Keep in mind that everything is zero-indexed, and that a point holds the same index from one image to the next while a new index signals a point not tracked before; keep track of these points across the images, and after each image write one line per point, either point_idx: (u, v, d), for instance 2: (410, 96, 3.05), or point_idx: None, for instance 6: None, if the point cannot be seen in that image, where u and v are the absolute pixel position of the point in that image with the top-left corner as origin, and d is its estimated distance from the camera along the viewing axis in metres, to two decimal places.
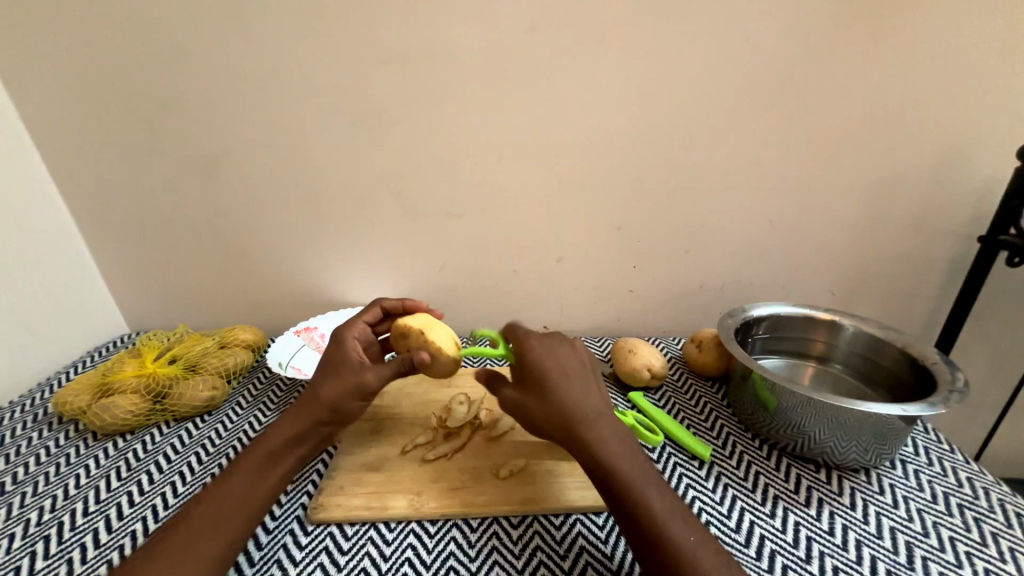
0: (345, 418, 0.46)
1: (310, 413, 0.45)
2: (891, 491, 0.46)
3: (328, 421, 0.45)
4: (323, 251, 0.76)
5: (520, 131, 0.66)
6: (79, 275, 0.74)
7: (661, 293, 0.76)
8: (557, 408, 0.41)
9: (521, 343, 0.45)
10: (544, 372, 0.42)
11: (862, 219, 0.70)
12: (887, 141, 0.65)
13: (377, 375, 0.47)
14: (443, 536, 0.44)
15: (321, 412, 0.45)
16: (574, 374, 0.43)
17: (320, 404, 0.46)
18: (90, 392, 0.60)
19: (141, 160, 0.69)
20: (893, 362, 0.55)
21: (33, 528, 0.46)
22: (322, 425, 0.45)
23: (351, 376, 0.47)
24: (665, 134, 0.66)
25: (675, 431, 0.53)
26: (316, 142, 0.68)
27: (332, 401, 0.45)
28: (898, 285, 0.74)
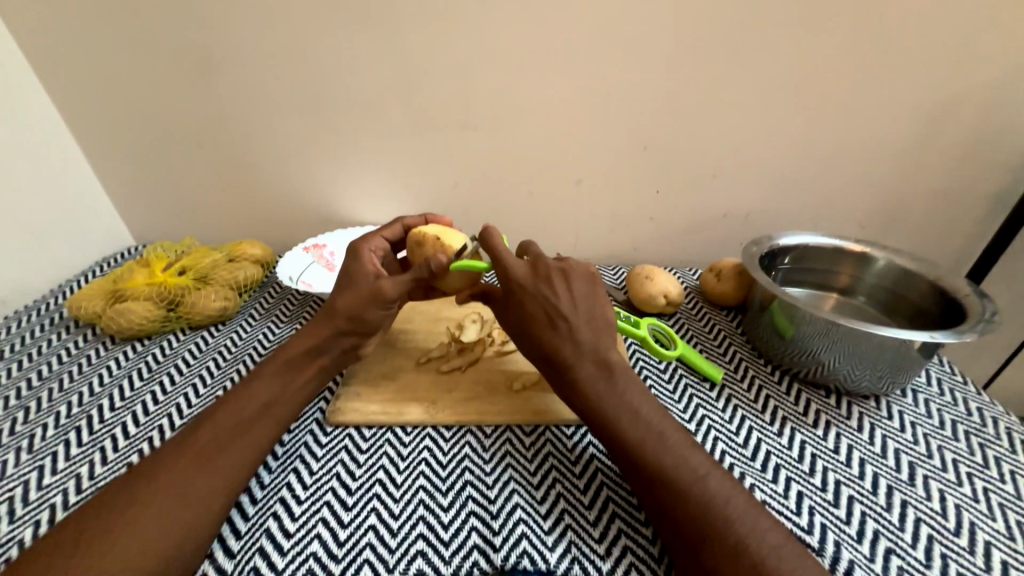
0: (367, 330, 0.47)
1: (331, 323, 0.46)
2: (899, 416, 0.47)
3: (351, 331, 0.46)
4: (329, 164, 0.71)
5: (544, 29, 0.59)
6: (76, 182, 0.71)
7: (681, 222, 0.73)
8: (545, 349, 0.41)
9: (511, 281, 0.43)
10: (530, 315, 0.41)
11: (908, 147, 0.65)
12: (956, 54, 0.58)
13: (397, 288, 0.46)
14: (458, 441, 0.45)
15: (343, 321, 0.46)
16: (565, 314, 0.41)
17: (341, 314, 0.46)
18: (103, 297, 0.60)
19: (126, 53, 0.63)
20: (920, 295, 0.53)
21: (64, 420, 0.48)
22: (343, 336, 0.46)
23: (367, 286, 0.46)
24: (707, 38, 0.58)
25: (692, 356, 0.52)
26: (315, 35, 0.61)
27: (352, 312, 0.45)
28: (933, 221, 0.70)
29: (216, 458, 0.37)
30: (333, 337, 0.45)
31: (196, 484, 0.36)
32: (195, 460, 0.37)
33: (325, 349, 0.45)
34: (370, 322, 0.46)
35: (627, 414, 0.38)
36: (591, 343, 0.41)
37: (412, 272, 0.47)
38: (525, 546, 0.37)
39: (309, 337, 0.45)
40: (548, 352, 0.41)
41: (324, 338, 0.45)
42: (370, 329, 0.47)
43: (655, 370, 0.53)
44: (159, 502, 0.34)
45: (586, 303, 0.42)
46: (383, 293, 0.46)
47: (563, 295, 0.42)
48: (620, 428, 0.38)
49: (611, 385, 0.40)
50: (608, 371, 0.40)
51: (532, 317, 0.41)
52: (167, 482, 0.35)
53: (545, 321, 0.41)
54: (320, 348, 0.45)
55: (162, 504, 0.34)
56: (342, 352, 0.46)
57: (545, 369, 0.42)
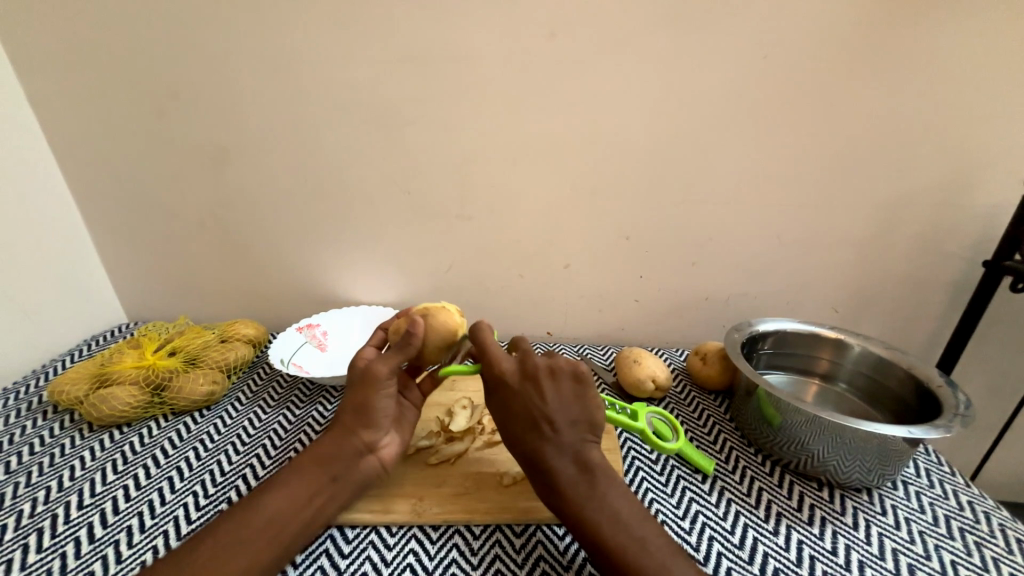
0: (377, 422, 0.46)
1: (346, 427, 0.46)
2: (892, 511, 0.47)
3: (360, 427, 0.46)
4: (329, 248, 0.75)
5: (534, 137, 0.66)
6: (78, 261, 0.73)
7: (666, 304, 0.77)
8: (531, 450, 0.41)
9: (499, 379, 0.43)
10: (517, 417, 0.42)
11: (867, 239, 0.71)
12: (895, 162, 0.66)
13: (389, 365, 0.46)
14: (445, 543, 0.43)
15: (355, 420, 0.46)
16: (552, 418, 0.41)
17: (349, 412, 0.47)
18: (88, 381, 0.59)
19: (149, 147, 0.68)
20: (898, 383, 0.55)
21: (26, 519, 0.45)
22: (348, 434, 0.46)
23: (360, 376, 0.47)
24: (678, 146, 0.66)
25: (693, 454, 0.51)
26: (327, 138, 0.67)
27: (356, 404, 0.46)
28: (900, 307, 0.75)
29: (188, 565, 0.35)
30: (345, 439, 0.45)
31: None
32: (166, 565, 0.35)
33: (323, 447, 0.45)
34: (376, 415, 0.46)
35: (610, 522, 0.38)
36: (576, 445, 0.41)
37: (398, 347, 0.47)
38: None
39: (321, 445, 0.45)
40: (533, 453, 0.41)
41: (336, 442, 0.45)
42: (377, 419, 0.46)
43: (647, 460, 0.52)
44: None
45: (574, 404, 0.42)
46: (375, 375, 0.46)
47: (551, 398, 0.42)
48: (602, 537, 0.37)
49: (595, 489, 0.40)
50: (592, 472, 0.41)
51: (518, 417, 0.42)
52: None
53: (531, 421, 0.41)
54: (333, 453, 0.45)
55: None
56: (356, 455, 0.45)
57: (530, 470, 0.42)
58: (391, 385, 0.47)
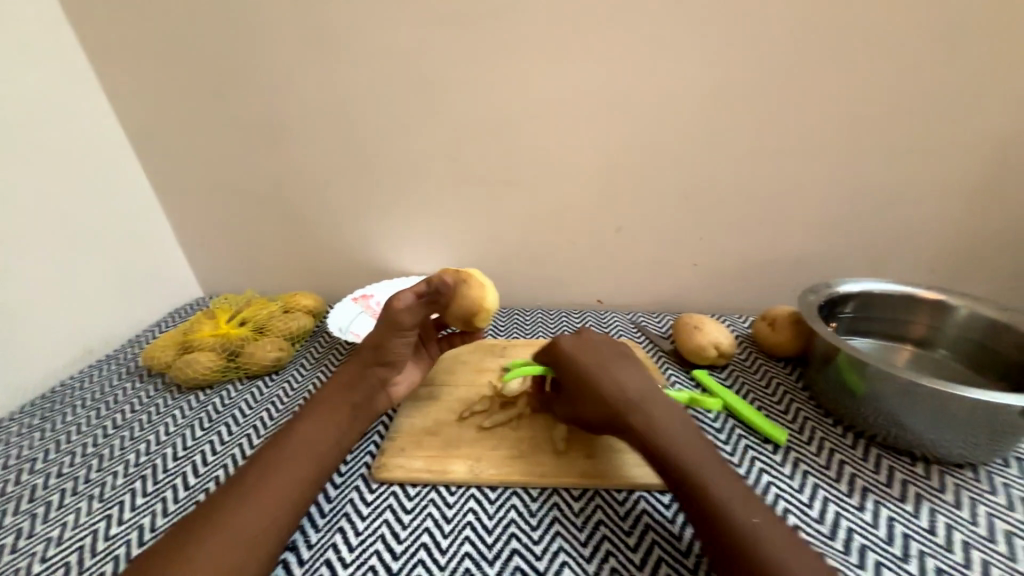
0: (389, 359, 0.51)
1: (364, 361, 0.50)
2: (1005, 491, 0.41)
3: (375, 361, 0.50)
4: (377, 219, 0.76)
5: (582, 91, 0.62)
6: (157, 242, 0.79)
7: (728, 268, 0.71)
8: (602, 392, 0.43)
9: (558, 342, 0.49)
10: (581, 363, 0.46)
11: (972, 186, 0.61)
12: (1017, 90, 0.56)
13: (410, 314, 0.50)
14: (504, 504, 0.44)
15: (372, 355, 0.50)
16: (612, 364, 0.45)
17: (368, 349, 0.51)
18: (174, 348, 0.65)
19: (208, 129, 0.72)
20: (1013, 350, 0.48)
21: (132, 468, 0.51)
22: (371, 369, 0.50)
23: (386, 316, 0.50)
24: (744, 90, 0.60)
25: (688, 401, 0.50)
26: (372, 106, 0.67)
27: (376, 342, 0.50)
28: (1014, 264, 0.65)
29: (266, 512, 0.38)
30: (363, 374, 0.50)
31: (252, 530, 0.36)
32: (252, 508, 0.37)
33: (345, 381, 0.49)
34: (389, 354, 0.50)
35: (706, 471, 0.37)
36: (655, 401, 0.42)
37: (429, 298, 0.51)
38: None
39: (343, 376, 0.50)
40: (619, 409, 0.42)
41: (355, 375, 0.50)
42: (393, 359, 0.51)
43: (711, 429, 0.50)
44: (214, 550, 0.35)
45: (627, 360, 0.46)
46: (397, 321, 0.50)
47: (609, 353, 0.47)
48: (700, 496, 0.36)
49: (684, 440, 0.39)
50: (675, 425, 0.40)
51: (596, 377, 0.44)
52: (224, 529, 0.36)
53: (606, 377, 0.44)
54: (353, 382, 0.49)
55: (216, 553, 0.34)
56: (372, 392, 0.50)
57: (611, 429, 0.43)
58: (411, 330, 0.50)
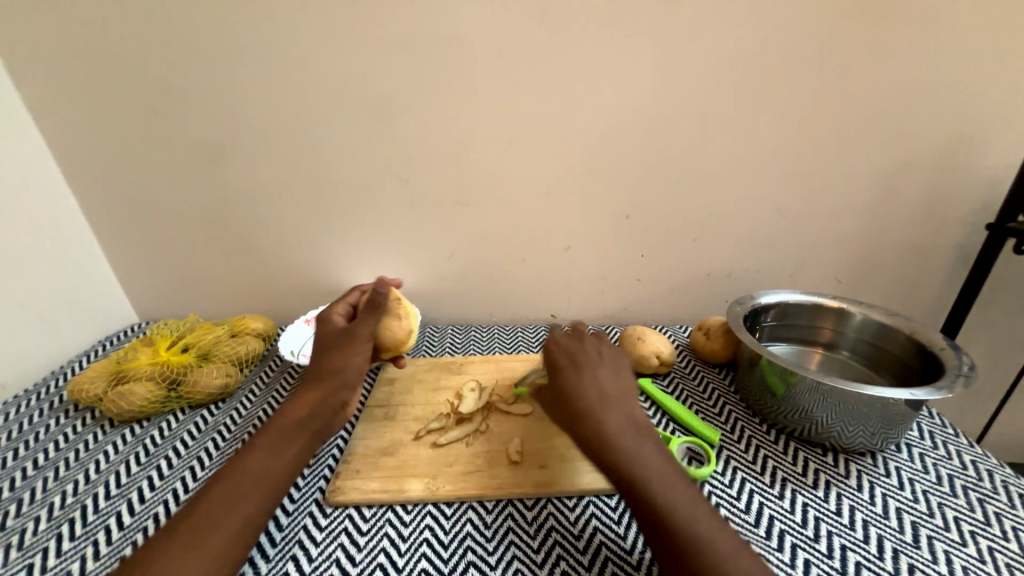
0: (349, 379, 0.51)
1: (322, 385, 0.50)
2: (897, 473, 0.47)
3: (340, 386, 0.50)
4: (330, 239, 0.75)
5: (529, 118, 0.66)
6: (86, 266, 0.74)
7: (668, 282, 0.77)
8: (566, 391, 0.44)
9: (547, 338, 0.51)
10: (555, 363, 0.47)
11: (868, 208, 0.70)
12: (896, 127, 0.65)
13: (368, 329, 0.54)
14: (459, 518, 0.45)
15: (330, 377, 0.50)
16: (583, 363, 0.47)
17: (328, 374, 0.51)
18: (106, 379, 0.61)
19: (146, 148, 0.69)
20: (901, 350, 0.55)
21: (57, 511, 0.47)
22: (335, 394, 0.49)
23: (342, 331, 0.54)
24: (675, 121, 0.66)
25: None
26: (323, 128, 0.67)
27: (334, 364, 0.51)
28: (904, 274, 0.75)
29: (210, 547, 0.37)
30: (323, 398, 0.49)
31: (199, 564, 0.36)
32: (199, 544, 0.37)
33: (302, 411, 0.47)
34: (347, 373, 0.51)
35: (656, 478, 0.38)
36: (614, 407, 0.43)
37: (378, 315, 0.56)
38: None
39: (302, 404, 0.48)
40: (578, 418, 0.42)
41: (315, 399, 0.49)
42: (351, 377, 0.51)
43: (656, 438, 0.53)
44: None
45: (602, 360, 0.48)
46: (355, 337, 0.53)
47: (588, 353, 0.48)
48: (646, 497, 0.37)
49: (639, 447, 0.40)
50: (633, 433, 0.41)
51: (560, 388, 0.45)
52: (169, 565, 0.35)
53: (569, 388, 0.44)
54: (312, 414, 0.47)
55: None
56: (332, 415, 0.49)
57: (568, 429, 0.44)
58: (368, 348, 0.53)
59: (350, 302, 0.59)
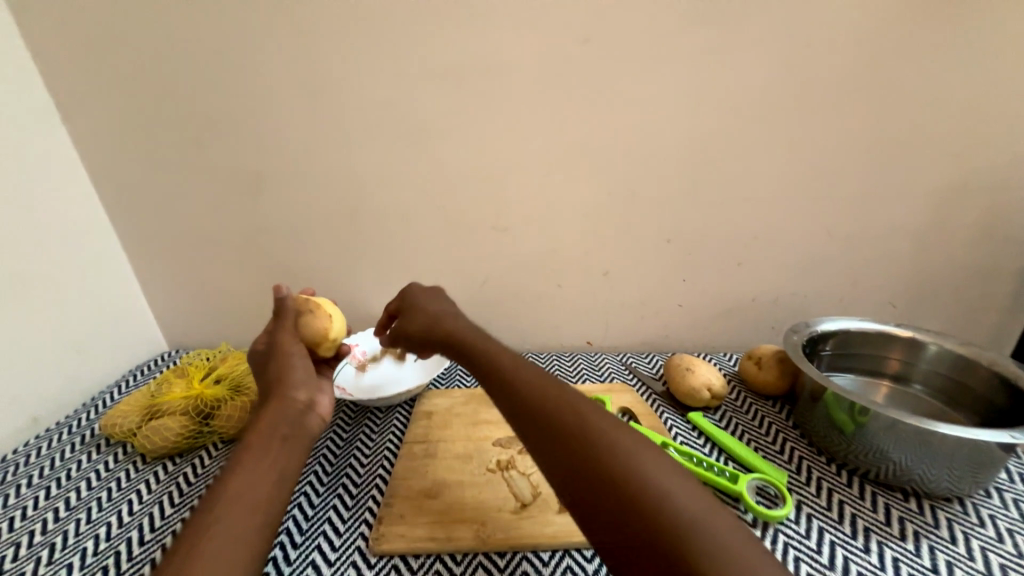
0: (299, 379, 0.48)
1: (274, 396, 0.47)
2: (991, 523, 0.43)
3: (287, 390, 0.47)
4: (364, 266, 0.74)
5: (568, 143, 0.65)
6: (120, 295, 0.74)
7: (711, 307, 0.74)
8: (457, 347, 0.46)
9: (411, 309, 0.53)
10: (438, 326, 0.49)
11: (923, 229, 0.67)
12: (952, 145, 0.63)
13: (290, 330, 0.53)
14: (515, 571, 0.42)
15: (278, 384, 0.48)
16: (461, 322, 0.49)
17: (274, 386, 0.47)
18: (139, 413, 0.60)
19: (185, 178, 0.69)
20: (981, 384, 0.51)
21: (91, 558, 0.45)
22: (286, 406, 0.45)
23: (265, 348, 0.52)
24: (719, 143, 0.64)
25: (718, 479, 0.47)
26: (360, 155, 0.67)
27: (278, 374, 0.48)
28: (965, 296, 0.71)
29: None
30: (283, 402, 0.46)
31: None
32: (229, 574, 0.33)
33: (266, 421, 0.44)
34: (296, 374, 0.49)
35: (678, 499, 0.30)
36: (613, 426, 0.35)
37: (292, 317, 0.54)
38: None
39: (262, 421, 0.44)
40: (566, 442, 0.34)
41: (276, 409, 0.45)
42: (295, 377, 0.48)
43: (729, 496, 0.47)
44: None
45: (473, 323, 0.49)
46: (281, 343, 0.51)
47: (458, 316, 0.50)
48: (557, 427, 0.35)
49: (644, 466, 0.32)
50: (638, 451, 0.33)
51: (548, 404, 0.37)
52: None
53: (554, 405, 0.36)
54: (274, 422, 0.44)
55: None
56: (302, 412, 0.46)
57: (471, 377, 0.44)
58: (300, 346, 0.52)
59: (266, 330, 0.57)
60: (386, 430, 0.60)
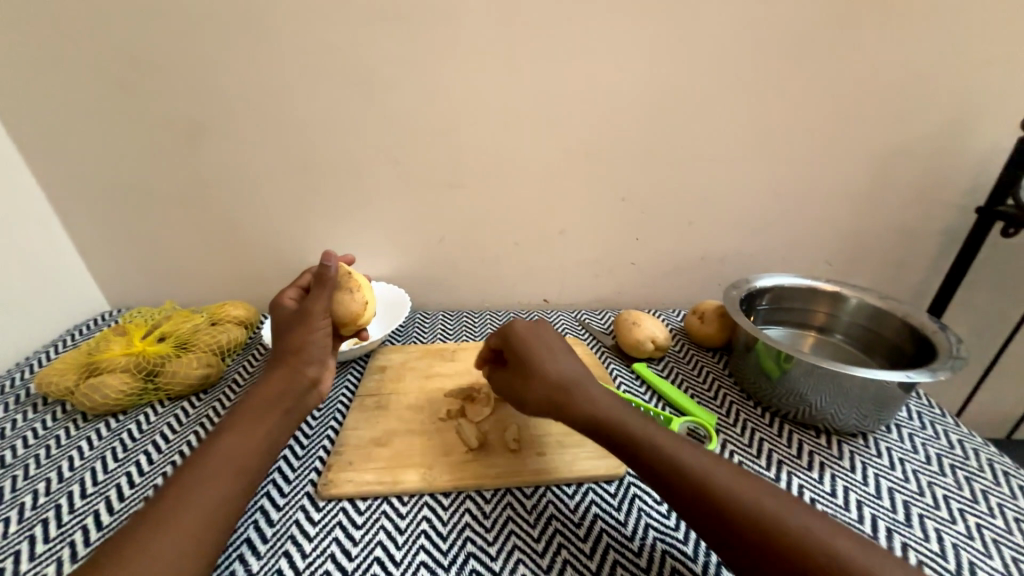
0: (314, 357, 0.51)
1: (288, 363, 0.49)
2: (888, 454, 0.48)
3: (303, 365, 0.50)
4: (315, 223, 0.72)
5: (525, 96, 0.63)
6: (50, 251, 0.69)
7: (663, 267, 0.76)
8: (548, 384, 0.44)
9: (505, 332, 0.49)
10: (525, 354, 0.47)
11: (861, 191, 0.70)
12: (894, 109, 0.65)
13: (325, 304, 0.51)
14: (458, 508, 0.44)
15: (293, 355, 0.50)
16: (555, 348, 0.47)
17: (289, 353, 0.50)
18: (77, 371, 0.57)
19: (109, 121, 0.63)
20: (893, 333, 0.56)
21: (29, 512, 0.45)
22: (297, 376, 0.49)
23: (291, 312, 0.52)
24: (676, 101, 0.64)
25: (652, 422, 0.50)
26: (306, 104, 0.63)
27: (294, 348, 0.50)
28: (894, 256, 0.75)
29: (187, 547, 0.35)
30: (293, 374, 0.49)
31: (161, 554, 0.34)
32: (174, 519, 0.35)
33: (271, 385, 0.47)
34: (312, 351, 0.50)
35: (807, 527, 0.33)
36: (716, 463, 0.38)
37: (331, 288, 0.51)
38: None
39: (268, 384, 0.48)
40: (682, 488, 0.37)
41: (283, 378, 0.48)
42: (312, 355, 0.51)
43: None
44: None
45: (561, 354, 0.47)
46: (310, 316, 0.50)
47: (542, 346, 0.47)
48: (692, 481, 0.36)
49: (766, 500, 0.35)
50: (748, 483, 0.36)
51: (646, 453, 0.39)
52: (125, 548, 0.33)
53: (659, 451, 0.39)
54: (283, 390, 0.48)
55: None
56: (304, 391, 0.49)
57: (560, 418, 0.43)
58: (327, 323, 0.52)
59: (297, 283, 0.55)
60: (339, 384, 0.60)
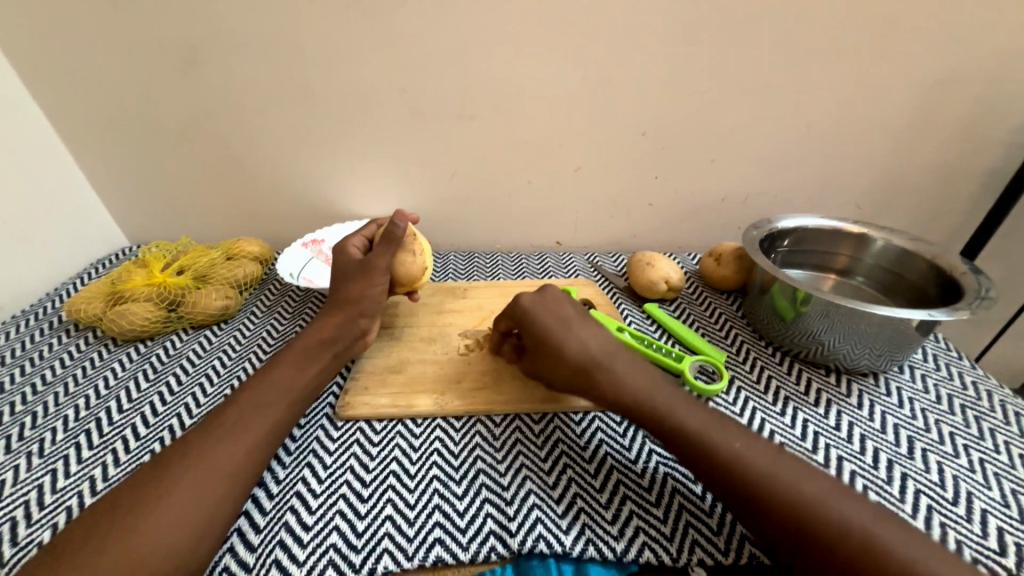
0: (370, 310, 0.52)
1: (344, 313, 0.50)
2: (897, 393, 0.48)
3: (358, 315, 0.51)
4: (324, 157, 0.70)
5: (541, 14, 0.58)
6: (67, 186, 0.69)
7: (681, 207, 0.74)
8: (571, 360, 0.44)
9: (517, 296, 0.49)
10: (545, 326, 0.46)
11: (904, 127, 0.65)
12: (955, 30, 0.58)
13: (387, 262, 0.52)
14: (469, 431, 0.46)
15: (349, 305, 0.51)
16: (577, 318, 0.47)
17: (346, 302, 0.51)
18: (102, 300, 0.59)
19: (105, 42, 0.60)
20: (917, 276, 0.54)
21: (73, 423, 0.48)
22: (352, 324, 0.50)
23: (355, 261, 0.53)
24: (708, 20, 0.58)
25: (661, 357, 0.50)
26: (307, 23, 0.59)
27: (352, 298, 0.51)
28: (931, 198, 0.71)
29: (218, 458, 0.37)
30: (346, 323, 0.50)
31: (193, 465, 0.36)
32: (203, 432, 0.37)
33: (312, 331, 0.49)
34: (368, 304, 0.51)
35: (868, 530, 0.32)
36: (806, 473, 0.35)
37: (396, 248, 0.52)
38: (541, 530, 0.38)
39: (322, 329, 0.49)
40: (729, 476, 0.35)
41: (339, 326, 0.50)
42: (368, 307, 0.51)
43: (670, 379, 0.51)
44: (190, 486, 0.35)
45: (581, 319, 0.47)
46: (373, 269, 0.51)
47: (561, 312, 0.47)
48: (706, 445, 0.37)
49: (858, 518, 0.32)
50: (844, 499, 0.33)
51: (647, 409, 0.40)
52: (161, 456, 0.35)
53: (733, 455, 0.36)
54: (334, 336, 0.49)
55: (190, 487, 0.35)
56: (354, 340, 0.50)
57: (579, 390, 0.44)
58: (387, 281, 0.53)
59: (365, 234, 0.56)
60: None
